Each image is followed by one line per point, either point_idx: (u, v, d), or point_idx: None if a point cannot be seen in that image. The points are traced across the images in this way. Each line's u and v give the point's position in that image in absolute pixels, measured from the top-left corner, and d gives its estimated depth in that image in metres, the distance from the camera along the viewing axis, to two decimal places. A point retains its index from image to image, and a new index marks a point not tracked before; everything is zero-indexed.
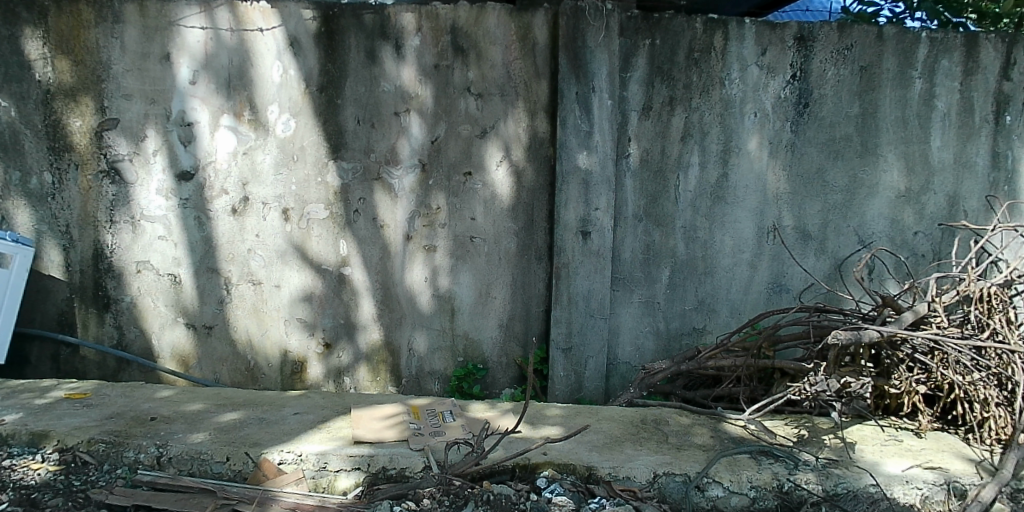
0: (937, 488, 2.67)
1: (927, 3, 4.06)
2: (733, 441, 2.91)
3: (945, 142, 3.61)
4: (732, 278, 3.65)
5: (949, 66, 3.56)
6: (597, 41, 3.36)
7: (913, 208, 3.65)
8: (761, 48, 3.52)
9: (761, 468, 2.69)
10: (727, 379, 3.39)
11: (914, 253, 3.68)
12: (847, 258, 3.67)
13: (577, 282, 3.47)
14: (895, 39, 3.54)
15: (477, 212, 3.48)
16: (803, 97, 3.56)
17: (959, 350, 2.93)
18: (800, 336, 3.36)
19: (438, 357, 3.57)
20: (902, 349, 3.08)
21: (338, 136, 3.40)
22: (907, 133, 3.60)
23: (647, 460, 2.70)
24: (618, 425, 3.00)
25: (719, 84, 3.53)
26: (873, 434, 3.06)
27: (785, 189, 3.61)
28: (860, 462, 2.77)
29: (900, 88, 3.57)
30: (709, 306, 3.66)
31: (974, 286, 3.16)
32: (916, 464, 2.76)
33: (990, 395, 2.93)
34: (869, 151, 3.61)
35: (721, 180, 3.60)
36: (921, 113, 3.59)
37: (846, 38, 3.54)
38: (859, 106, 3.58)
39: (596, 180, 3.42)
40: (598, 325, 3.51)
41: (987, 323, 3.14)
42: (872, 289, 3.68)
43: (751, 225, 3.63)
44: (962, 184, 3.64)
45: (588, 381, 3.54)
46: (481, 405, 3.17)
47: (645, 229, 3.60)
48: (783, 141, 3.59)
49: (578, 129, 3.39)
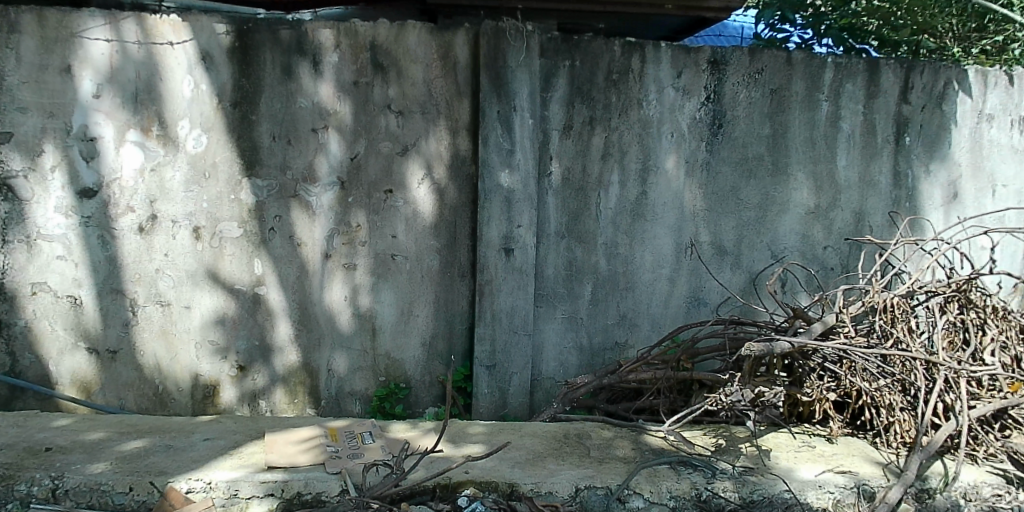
0: (848, 491, 2.75)
1: (833, 29, 4.46)
2: (653, 453, 2.94)
3: (850, 161, 3.89)
4: (653, 292, 3.72)
5: (852, 90, 3.84)
6: (518, 61, 3.40)
7: (822, 224, 3.91)
8: (676, 71, 3.63)
9: (680, 477, 2.72)
10: (648, 391, 3.42)
11: (823, 267, 3.93)
12: (761, 272, 3.85)
13: (500, 299, 3.47)
14: (803, 64, 3.76)
15: (398, 229, 3.44)
16: (717, 118, 3.71)
17: (865, 359, 3.06)
18: (716, 348, 3.46)
19: (359, 377, 3.49)
20: (813, 358, 3.19)
21: (253, 152, 3.31)
22: (815, 153, 3.84)
23: (569, 474, 2.70)
24: (542, 441, 2.99)
25: (637, 105, 3.61)
26: (787, 441, 3.13)
27: (702, 206, 3.75)
28: (775, 469, 2.83)
29: (808, 111, 3.80)
30: (631, 320, 3.71)
31: (879, 298, 3.34)
32: (827, 469, 2.85)
33: (894, 401, 3.07)
34: (780, 170, 3.81)
35: (640, 197, 3.67)
36: (828, 134, 3.84)
37: (757, 62, 3.71)
38: (770, 126, 3.77)
39: (519, 198, 3.45)
40: (522, 341, 3.52)
41: (890, 333, 3.32)
42: (785, 301, 3.89)
43: (670, 241, 3.73)
44: (867, 201, 3.95)
45: (512, 398, 3.54)
46: (403, 425, 3.10)
47: (568, 246, 3.63)
48: (698, 160, 3.72)
49: (500, 148, 3.41)
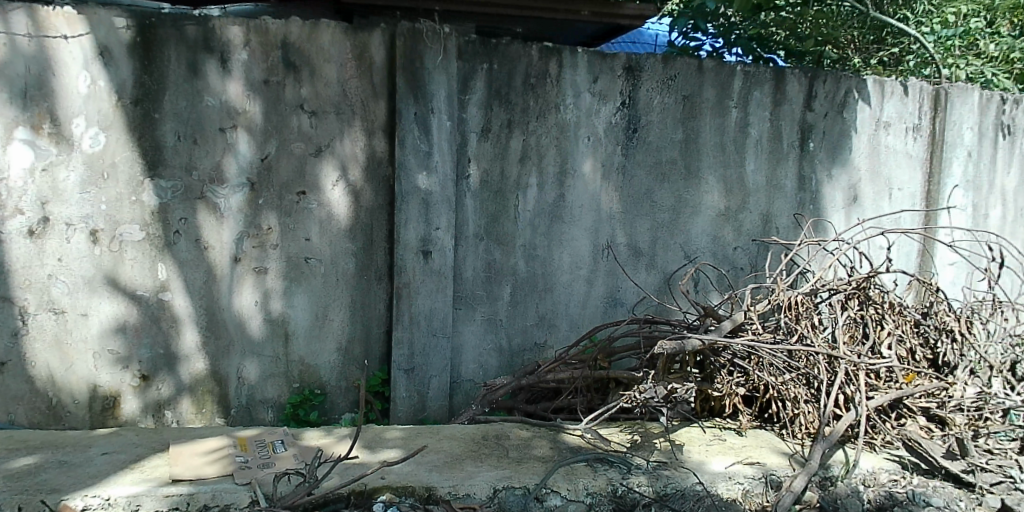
0: (756, 481, 2.84)
1: (742, 39, 4.77)
2: (571, 451, 2.96)
3: (758, 166, 4.10)
4: (571, 293, 3.78)
5: (760, 97, 4.04)
6: (435, 63, 3.39)
7: (732, 226, 4.09)
8: (592, 76, 3.70)
9: (597, 474, 2.75)
10: (566, 391, 3.45)
11: (733, 266, 4.12)
12: (675, 272, 3.98)
13: (419, 302, 3.44)
14: (713, 72, 3.92)
15: (311, 232, 3.36)
16: (632, 123, 3.80)
17: (772, 354, 3.17)
18: (632, 347, 3.52)
19: (272, 384, 3.39)
20: (724, 355, 3.28)
21: (155, 151, 3.16)
22: (725, 157, 4.02)
23: (487, 476, 2.69)
24: (460, 443, 2.97)
25: (555, 109, 3.65)
26: (699, 435, 3.22)
27: (618, 208, 3.83)
28: (687, 462, 2.90)
29: (718, 117, 3.97)
30: (550, 321, 3.75)
31: (784, 296, 3.47)
32: (737, 461, 2.94)
33: (799, 394, 3.21)
34: (692, 173, 3.95)
35: (558, 200, 3.72)
36: (737, 139, 4.02)
37: (670, 69, 3.84)
38: (683, 131, 3.90)
39: (436, 200, 3.43)
40: (442, 344, 3.50)
41: (795, 329, 3.46)
42: (698, 300, 4.04)
43: (587, 243, 3.79)
44: (774, 203, 4.17)
45: (431, 401, 3.51)
46: (317, 433, 3.03)
47: (486, 248, 3.61)
48: (614, 164, 3.80)
49: (417, 149, 3.38)
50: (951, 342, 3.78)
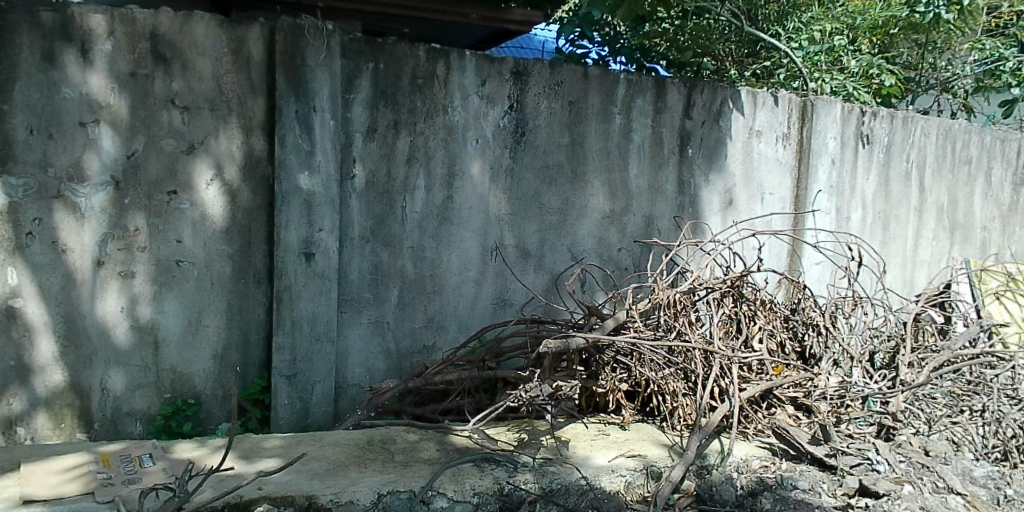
0: (638, 473, 2.95)
1: (626, 49, 4.87)
2: (458, 452, 2.95)
3: (640, 170, 4.29)
4: (460, 295, 3.77)
5: (642, 104, 4.23)
6: (318, 60, 3.29)
7: (616, 228, 4.24)
8: (481, 79, 3.71)
9: (483, 474, 2.76)
10: (454, 392, 3.43)
11: (617, 267, 4.27)
12: (562, 273, 4.08)
13: (301, 305, 3.32)
14: (598, 79, 4.06)
15: (184, 234, 3.18)
16: (520, 126, 3.85)
17: (653, 351, 3.30)
18: (519, 347, 3.56)
19: (140, 395, 3.18)
20: (607, 352, 3.37)
21: (4, 146, 2.88)
22: (610, 162, 4.17)
23: (371, 481, 2.63)
24: (343, 449, 2.89)
25: (443, 111, 3.63)
26: (584, 430, 3.28)
27: (506, 210, 3.86)
28: (573, 458, 2.97)
29: (603, 123, 4.11)
30: (438, 323, 3.72)
31: (663, 294, 3.61)
32: (620, 454, 3.05)
33: (677, 388, 3.37)
34: (578, 177, 4.07)
35: (446, 202, 3.69)
36: (620, 145, 4.19)
37: (557, 75, 3.93)
38: (569, 136, 4.01)
39: (319, 201, 3.32)
40: (326, 349, 3.39)
41: (673, 326, 3.61)
42: (584, 300, 4.16)
43: (476, 245, 3.79)
44: (656, 207, 4.37)
45: (314, 407, 3.40)
46: (189, 444, 2.87)
47: (372, 250, 3.52)
48: (503, 166, 3.83)
49: (298, 148, 3.27)
50: (816, 335, 4.07)
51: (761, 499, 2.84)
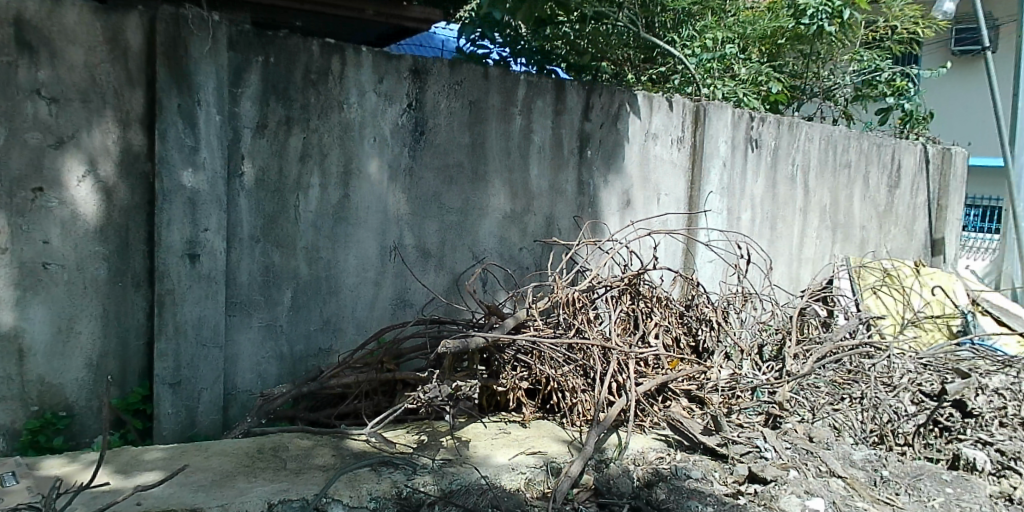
0: (538, 469, 2.96)
1: (527, 50, 4.88)
2: (354, 457, 2.87)
3: (540, 171, 4.32)
4: (358, 296, 3.68)
5: (542, 105, 4.28)
6: (203, 52, 3.13)
7: (517, 227, 4.25)
8: (378, 76, 3.64)
9: (381, 478, 2.69)
10: (352, 395, 3.35)
11: (519, 266, 4.29)
12: (463, 273, 4.05)
13: (185, 310, 3.14)
14: (499, 79, 4.07)
15: (52, 234, 2.94)
16: (419, 125, 3.80)
17: (553, 349, 3.34)
18: (419, 348, 3.51)
19: (2, 409, 2.90)
20: (507, 351, 3.37)
21: None
22: (511, 162, 4.18)
23: (260, 490, 2.52)
24: (231, 459, 2.76)
25: (338, 107, 3.53)
26: (485, 430, 3.27)
27: (405, 210, 3.79)
28: (473, 458, 2.94)
29: (503, 123, 4.12)
30: (335, 325, 3.62)
31: (562, 292, 3.64)
32: (520, 452, 3.04)
33: (577, 384, 3.42)
34: (479, 177, 4.05)
35: (342, 200, 3.58)
36: (521, 145, 4.21)
37: (457, 74, 3.90)
38: (469, 136, 3.99)
39: (204, 199, 3.15)
40: (213, 355, 3.23)
41: (572, 324, 3.65)
42: (486, 300, 4.15)
43: (374, 245, 3.71)
44: (556, 206, 4.42)
45: (201, 416, 3.24)
46: (59, 460, 2.66)
47: (263, 251, 3.38)
48: (401, 165, 3.76)
49: (181, 144, 3.09)
50: (709, 330, 4.21)
51: (657, 490, 2.89)
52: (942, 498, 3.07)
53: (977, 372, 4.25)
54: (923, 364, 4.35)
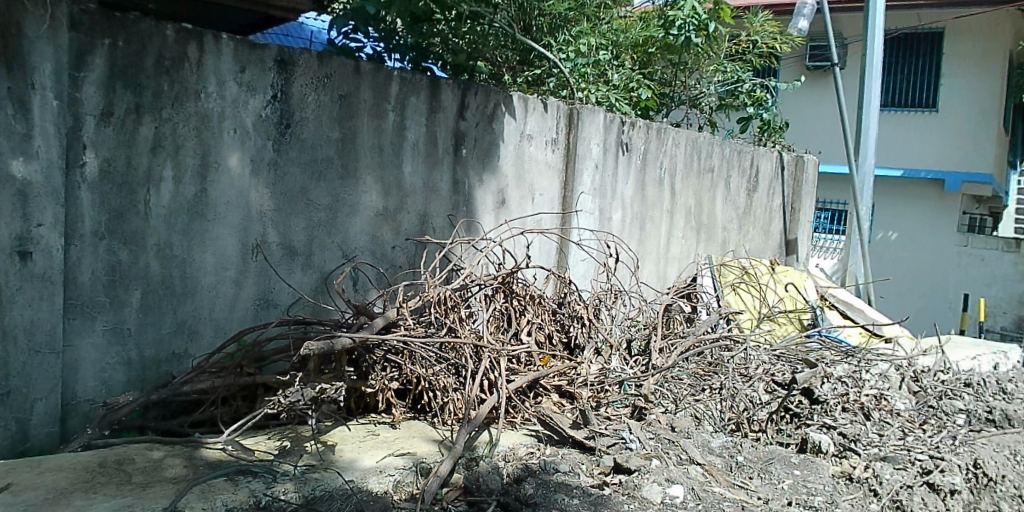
0: (407, 471, 2.91)
1: (402, 46, 4.70)
2: (209, 466, 2.71)
3: (414, 168, 4.26)
4: (216, 296, 3.48)
5: (415, 102, 4.22)
6: (38, 31, 2.85)
7: (390, 225, 4.17)
8: (239, 65, 3.45)
9: (237, 488, 2.54)
10: (208, 401, 3.18)
11: (391, 265, 4.21)
12: (332, 271, 3.92)
13: (14, 313, 2.85)
14: (371, 74, 3.97)
15: None
16: (284, 118, 3.64)
17: (423, 348, 3.30)
18: (282, 350, 3.36)
19: None
20: (377, 351, 3.30)
21: None
22: (383, 158, 4.08)
23: (100, 507, 2.31)
24: (67, 475, 2.52)
25: (195, 97, 3.31)
26: (353, 432, 3.18)
27: (269, 206, 3.63)
28: (339, 462, 2.85)
29: (375, 119, 4.02)
30: (191, 327, 3.41)
31: (434, 291, 3.60)
32: (389, 453, 2.98)
33: (448, 383, 3.40)
34: (349, 172, 3.94)
35: (199, 195, 3.37)
36: (393, 141, 4.13)
37: (326, 67, 3.78)
38: (339, 131, 3.86)
39: (39, 193, 2.88)
40: (50, 361, 2.96)
41: (444, 322, 3.62)
42: (356, 299, 4.05)
43: (235, 242, 3.52)
44: (430, 205, 4.36)
45: (35, 429, 2.96)
46: None
47: (108, 248, 3.11)
48: (265, 159, 3.59)
49: (10, 131, 2.79)
50: (581, 327, 4.30)
51: (525, 485, 2.86)
52: (790, 480, 3.25)
53: (823, 361, 4.57)
54: (776, 356, 4.62)
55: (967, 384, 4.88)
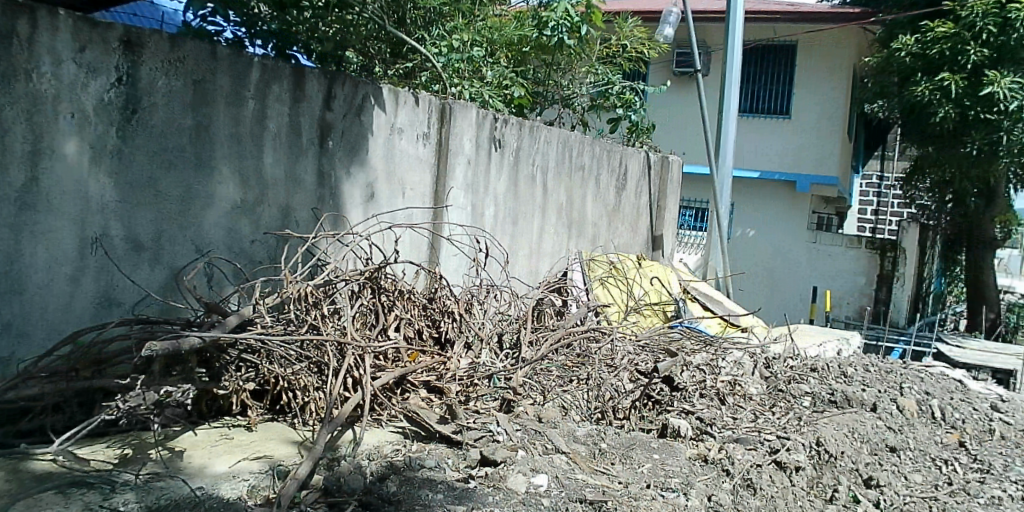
0: (263, 474, 2.77)
1: (265, 32, 4.41)
2: (37, 480, 2.47)
3: (276, 159, 4.07)
4: (49, 294, 3.19)
5: (278, 91, 4.03)
6: None
7: (249, 219, 3.97)
8: (78, 44, 3.17)
9: (69, 502, 2.33)
10: (37, 410, 2.90)
11: (250, 260, 4.01)
12: (183, 267, 3.67)
13: None
14: (228, 60, 3.75)
15: None
16: (130, 102, 3.37)
17: (283, 347, 3.16)
18: (125, 351, 3.10)
19: None
20: (231, 351, 3.14)
21: None
22: (241, 148, 3.87)
23: None
24: None
25: (24, 76, 3.00)
26: (204, 438, 3.03)
27: (112, 197, 3.35)
28: (186, 469, 2.71)
29: (233, 107, 3.81)
30: (18, 329, 3.10)
31: (294, 287, 3.47)
32: (243, 458, 2.86)
33: (309, 382, 3.29)
34: (204, 162, 3.70)
35: (29, 184, 3.07)
36: (253, 131, 3.92)
37: (178, 50, 3.53)
38: (193, 118, 3.63)
39: None
40: None
41: (305, 319, 3.51)
42: (211, 296, 3.84)
43: (72, 236, 3.23)
44: (292, 198, 4.19)
45: None
46: None
47: None
48: (108, 146, 3.31)
49: None
50: (452, 321, 4.25)
51: (388, 483, 2.81)
52: (649, 464, 3.36)
53: (683, 350, 4.79)
54: (641, 345, 4.79)
55: (812, 369, 5.24)
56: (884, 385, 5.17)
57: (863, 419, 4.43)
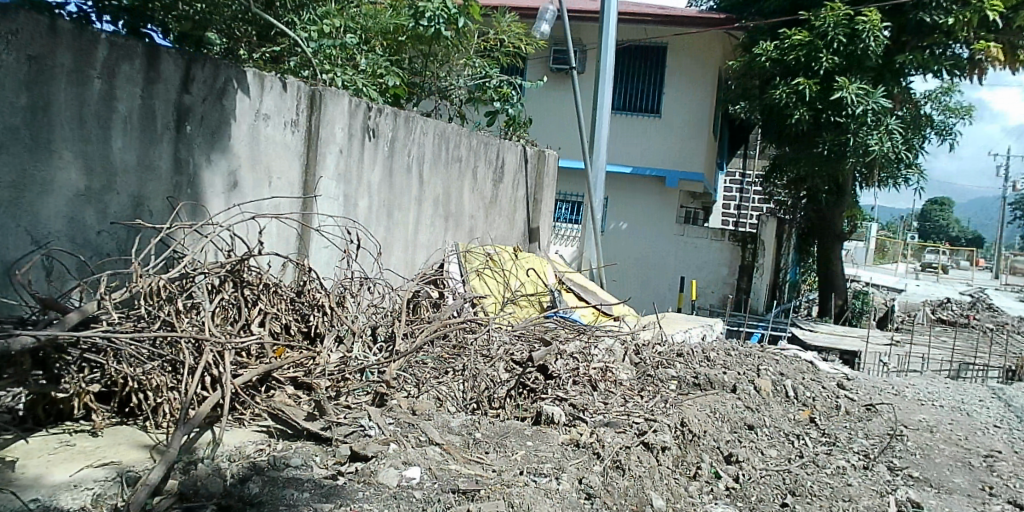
0: (109, 482, 2.55)
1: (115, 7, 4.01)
2: None
3: (126, 144, 3.76)
4: None
5: (129, 71, 3.72)
6: None
7: (95, 207, 3.66)
8: None
9: None
10: None
11: (96, 253, 3.69)
12: (17, 261, 3.35)
13: None
14: (70, 35, 3.44)
15: None
16: None
17: (132, 345, 2.92)
18: None
19: None
20: (72, 352, 2.89)
21: None
22: (85, 131, 3.55)
23: None
24: None
25: None
26: (40, 445, 2.76)
27: None
28: (17, 481, 2.47)
29: (76, 86, 3.49)
30: None
31: (144, 281, 3.25)
32: (86, 466, 2.62)
33: (162, 381, 3.07)
34: (40, 145, 3.38)
35: None
36: (100, 113, 3.61)
37: (10, 22, 3.20)
38: (27, 97, 3.30)
39: None
40: None
41: (157, 316, 3.29)
42: (50, 291, 3.52)
43: None
44: (145, 186, 3.90)
45: None
46: None
47: None
48: None
49: None
50: (323, 315, 4.08)
51: (250, 484, 2.67)
52: (523, 451, 3.39)
53: (557, 339, 4.87)
54: (516, 335, 4.83)
55: (678, 354, 5.47)
56: (744, 367, 5.47)
57: (725, 399, 4.66)
